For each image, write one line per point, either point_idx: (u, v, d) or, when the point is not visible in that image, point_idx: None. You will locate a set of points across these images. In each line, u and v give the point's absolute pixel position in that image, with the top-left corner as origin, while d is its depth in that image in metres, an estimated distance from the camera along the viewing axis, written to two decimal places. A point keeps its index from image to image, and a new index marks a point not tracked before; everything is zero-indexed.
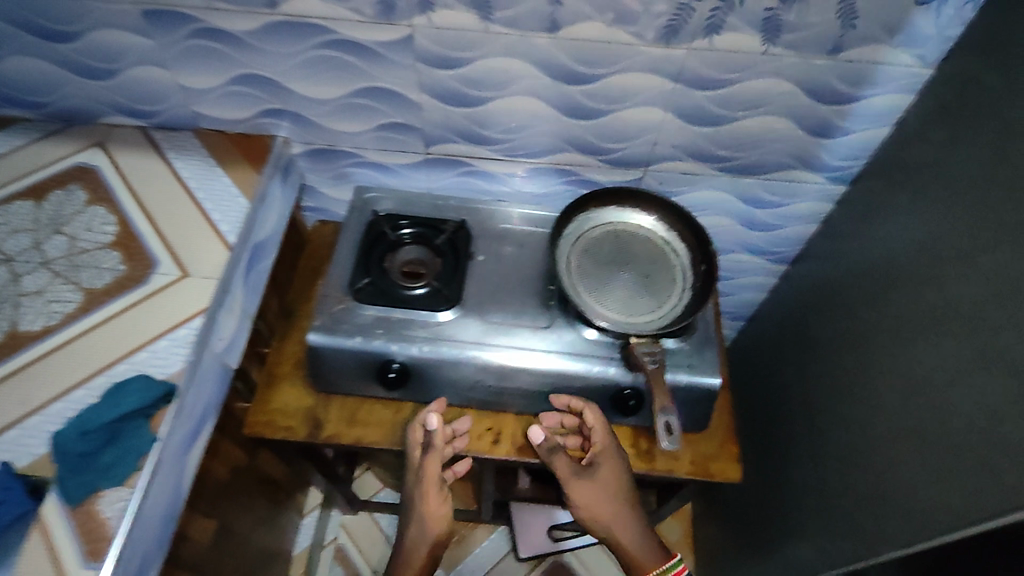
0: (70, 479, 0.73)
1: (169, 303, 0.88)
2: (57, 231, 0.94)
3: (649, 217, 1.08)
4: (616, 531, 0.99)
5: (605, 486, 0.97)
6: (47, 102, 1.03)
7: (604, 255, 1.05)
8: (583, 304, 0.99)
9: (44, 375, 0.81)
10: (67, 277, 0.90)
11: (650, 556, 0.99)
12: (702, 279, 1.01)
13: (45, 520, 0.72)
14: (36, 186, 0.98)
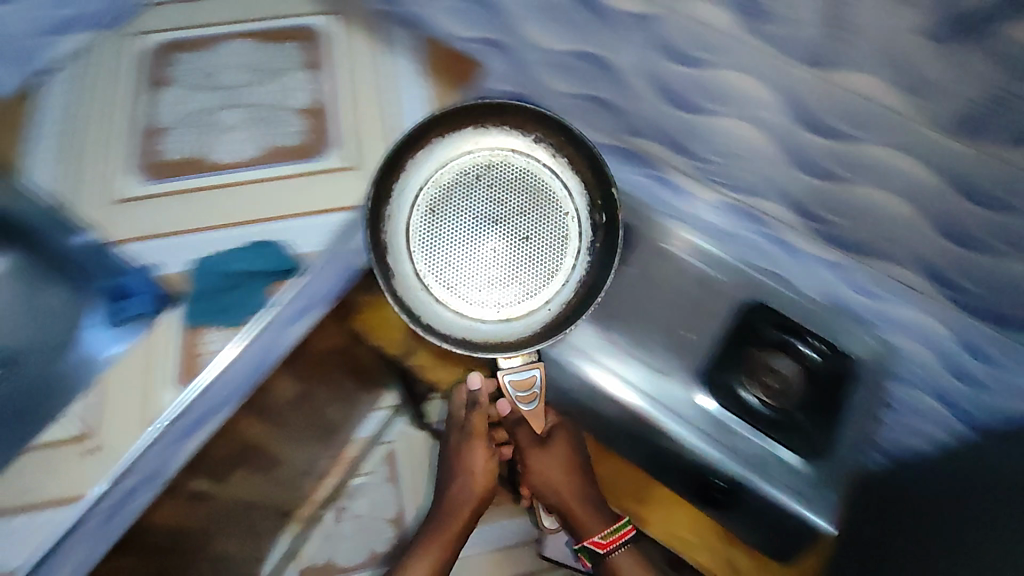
0: (198, 305, 0.81)
1: (326, 191, 0.90)
2: (268, 80, 0.99)
3: (514, 136, 0.95)
4: (571, 504, 1.08)
5: (563, 459, 1.10)
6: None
7: (472, 213, 0.91)
8: (424, 299, 0.89)
9: (208, 205, 0.88)
10: (255, 122, 0.95)
11: (595, 521, 1.07)
12: (604, 248, 0.93)
13: (159, 329, 0.79)
14: (268, 31, 1.04)
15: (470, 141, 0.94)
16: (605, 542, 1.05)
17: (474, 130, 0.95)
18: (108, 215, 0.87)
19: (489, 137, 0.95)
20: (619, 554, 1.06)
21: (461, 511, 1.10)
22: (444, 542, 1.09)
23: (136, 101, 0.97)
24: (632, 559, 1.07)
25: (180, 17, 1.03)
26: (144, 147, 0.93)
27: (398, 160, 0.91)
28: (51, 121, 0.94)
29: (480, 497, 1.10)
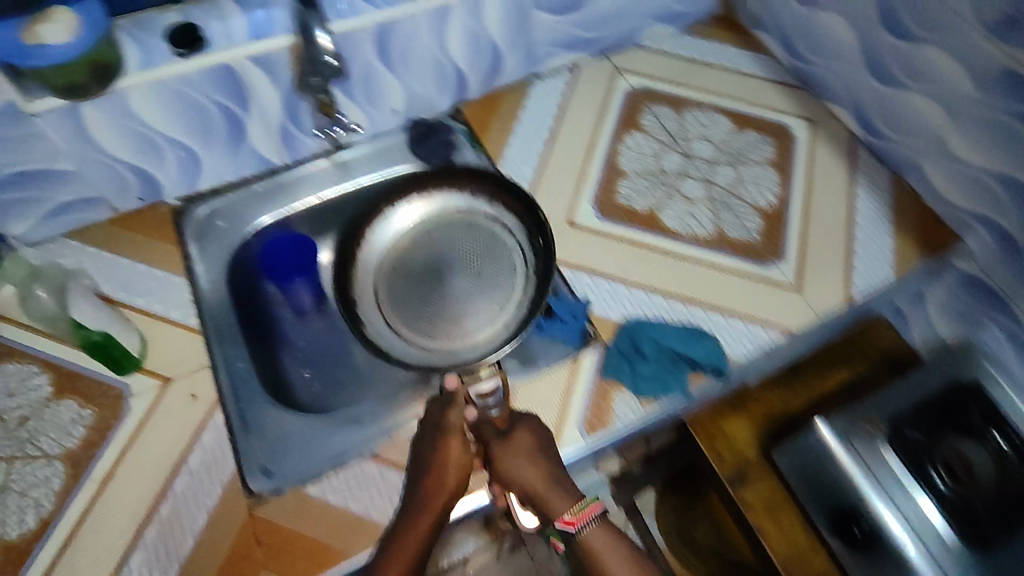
0: (620, 361, 0.79)
1: (770, 301, 0.85)
2: (732, 165, 0.98)
3: (455, 195, 0.93)
4: (535, 484, 0.71)
5: (530, 445, 0.72)
6: (806, 58, 1.04)
7: (417, 286, 0.91)
8: (394, 341, 0.88)
9: (648, 265, 0.88)
10: (714, 206, 0.94)
11: (565, 496, 0.72)
12: (537, 272, 0.89)
13: (581, 364, 0.80)
14: (741, 115, 1.03)
15: (420, 203, 0.93)
16: (578, 519, 0.72)
17: (423, 197, 0.94)
18: (559, 234, 0.91)
19: (456, 198, 0.94)
20: (588, 527, 0.72)
21: (412, 533, 0.69)
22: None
23: (608, 135, 1.00)
24: (602, 534, 0.73)
25: (671, 74, 1.07)
26: (604, 183, 0.95)
27: (379, 211, 0.92)
28: (527, 124, 1.01)
29: (437, 509, 0.70)
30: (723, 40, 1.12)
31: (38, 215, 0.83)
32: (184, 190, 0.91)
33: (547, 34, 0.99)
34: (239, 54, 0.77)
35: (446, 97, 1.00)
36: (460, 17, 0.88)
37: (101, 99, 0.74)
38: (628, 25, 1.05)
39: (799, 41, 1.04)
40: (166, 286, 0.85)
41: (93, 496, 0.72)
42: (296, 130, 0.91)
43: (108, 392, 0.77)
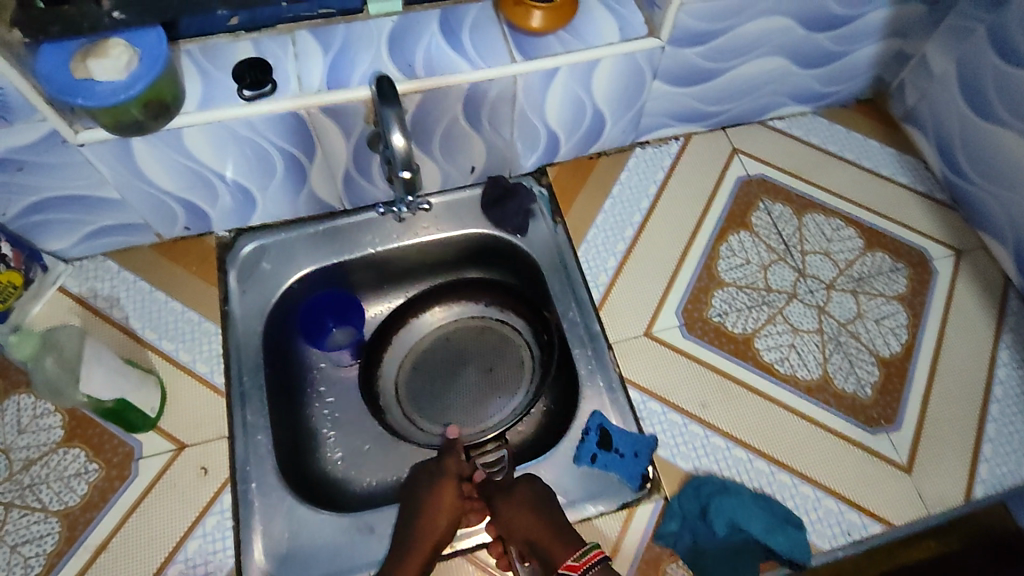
0: (680, 525, 0.68)
1: (871, 480, 0.72)
2: (852, 293, 0.83)
3: (470, 304, 0.93)
4: (533, 528, 0.66)
5: (530, 496, 0.69)
6: (966, 175, 0.87)
7: (431, 379, 0.90)
8: (414, 428, 0.87)
9: (733, 405, 0.75)
10: (823, 343, 0.79)
11: (562, 538, 0.67)
12: (544, 363, 0.88)
13: (635, 516, 0.70)
14: (872, 231, 0.87)
15: (436, 313, 0.93)
16: (584, 560, 0.64)
17: (440, 304, 0.93)
18: (635, 345, 0.79)
19: (470, 304, 0.94)
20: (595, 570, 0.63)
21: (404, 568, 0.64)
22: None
23: (711, 229, 0.87)
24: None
25: (797, 166, 0.92)
26: (696, 291, 0.82)
27: (402, 319, 0.92)
28: (619, 199, 0.88)
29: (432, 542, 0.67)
30: (866, 131, 0.95)
31: (79, 235, 0.78)
32: (235, 224, 0.83)
33: (661, 104, 0.85)
34: (308, 103, 0.67)
35: (533, 158, 0.88)
36: (565, 82, 0.75)
37: (153, 136, 0.66)
38: (758, 101, 0.91)
39: (962, 155, 0.87)
40: (197, 333, 0.78)
41: (82, 567, 0.66)
42: (361, 178, 0.81)
43: (118, 449, 0.71)
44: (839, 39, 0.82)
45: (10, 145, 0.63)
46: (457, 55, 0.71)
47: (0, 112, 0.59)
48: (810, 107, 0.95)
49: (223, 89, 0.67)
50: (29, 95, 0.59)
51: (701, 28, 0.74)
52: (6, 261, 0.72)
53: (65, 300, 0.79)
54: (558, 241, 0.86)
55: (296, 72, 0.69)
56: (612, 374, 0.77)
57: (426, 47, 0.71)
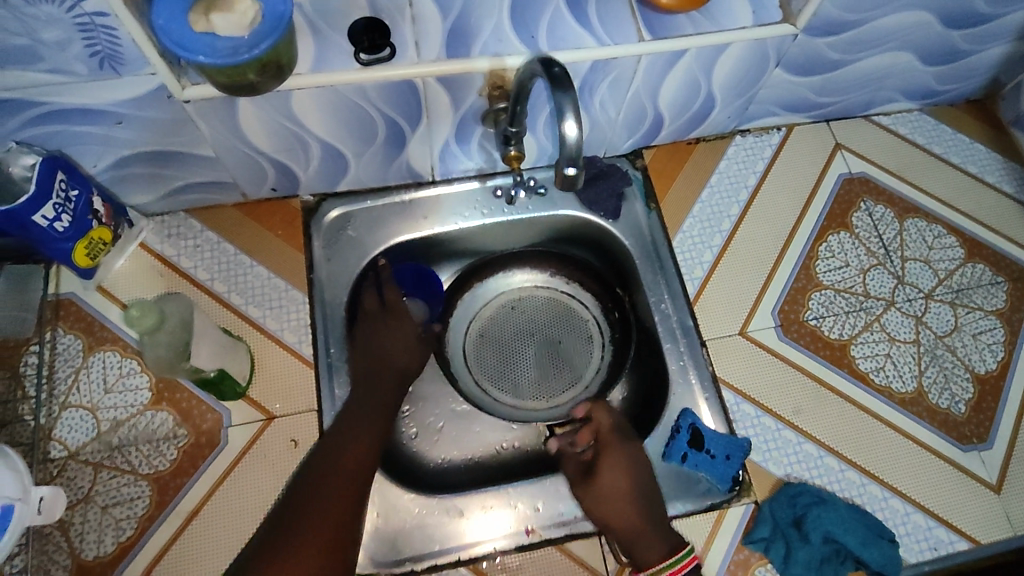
0: (772, 529, 0.69)
1: (960, 497, 0.72)
2: (950, 305, 0.81)
3: (536, 272, 0.90)
4: (623, 521, 0.68)
5: (624, 485, 0.70)
6: None
7: (499, 346, 0.87)
8: (487, 400, 0.84)
9: (826, 412, 0.74)
10: (919, 355, 0.78)
11: (651, 535, 0.67)
12: (616, 344, 0.86)
13: (727, 517, 0.70)
14: (974, 241, 0.85)
15: (504, 280, 0.89)
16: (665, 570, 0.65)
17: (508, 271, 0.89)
18: (729, 345, 0.77)
19: (535, 271, 0.90)
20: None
21: (355, 458, 0.65)
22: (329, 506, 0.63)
23: (810, 227, 0.84)
24: None
25: (901, 166, 0.88)
26: (793, 292, 0.80)
27: (471, 281, 0.88)
28: (716, 189, 0.85)
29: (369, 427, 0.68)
30: (973, 133, 0.91)
31: (164, 190, 0.74)
32: (321, 188, 0.80)
33: (773, 92, 0.81)
34: (424, 71, 0.63)
35: (631, 139, 0.84)
36: (688, 66, 0.71)
37: (262, 98, 0.62)
38: (869, 94, 0.86)
39: None
40: (282, 302, 0.76)
41: (175, 533, 0.66)
42: (458, 150, 0.78)
43: (207, 415, 0.70)
44: (970, 36, 0.78)
45: (114, 99, 0.59)
46: (581, 29, 0.67)
47: (111, 63, 0.56)
48: (917, 104, 0.91)
49: (338, 51, 0.63)
50: (145, 48, 0.55)
51: (841, 18, 0.70)
52: (97, 217, 0.68)
53: (147, 258, 0.76)
54: (652, 228, 0.83)
55: (413, 37, 0.64)
56: (705, 372, 0.76)
57: (550, 16, 0.66)
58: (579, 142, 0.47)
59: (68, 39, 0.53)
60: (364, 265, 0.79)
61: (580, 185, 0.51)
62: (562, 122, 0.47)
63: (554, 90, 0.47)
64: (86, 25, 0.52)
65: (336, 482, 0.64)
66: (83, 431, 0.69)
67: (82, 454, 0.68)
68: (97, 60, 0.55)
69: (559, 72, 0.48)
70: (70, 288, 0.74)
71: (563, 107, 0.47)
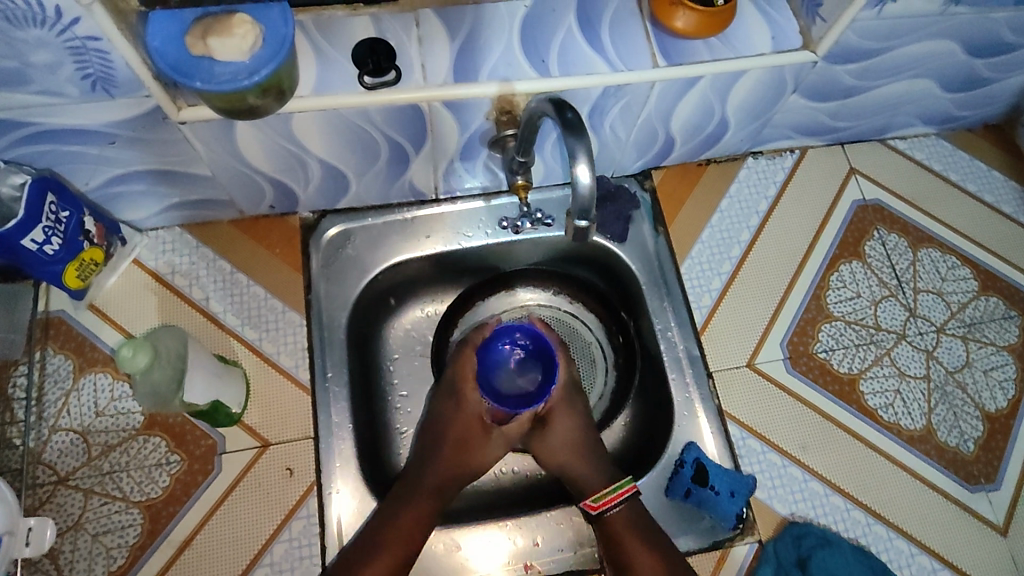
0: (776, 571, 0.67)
1: (966, 538, 0.71)
2: (962, 339, 0.79)
3: (539, 292, 0.86)
4: (634, 554, 0.64)
5: (574, 434, 0.72)
6: None
7: None
8: None
9: (833, 449, 0.73)
10: (929, 391, 0.76)
11: (596, 478, 0.69)
12: (620, 368, 0.83)
13: (729, 556, 0.69)
14: (988, 273, 0.83)
15: (506, 299, 0.86)
16: (601, 504, 0.66)
17: (510, 290, 0.86)
18: (736, 376, 0.76)
19: (538, 291, 0.86)
20: (616, 509, 0.66)
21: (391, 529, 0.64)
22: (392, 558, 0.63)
23: (822, 255, 0.82)
24: (631, 522, 0.66)
25: (916, 193, 0.86)
26: (803, 323, 0.78)
27: (471, 300, 0.84)
28: (727, 214, 0.83)
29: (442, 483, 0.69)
30: (989, 159, 0.89)
31: (159, 207, 0.72)
32: (320, 205, 0.78)
33: (789, 116, 0.79)
34: (431, 96, 0.61)
35: (640, 160, 0.82)
36: (703, 91, 0.69)
37: (261, 120, 0.60)
38: (886, 119, 0.84)
39: None
40: (279, 323, 0.74)
41: (166, 562, 0.65)
42: (462, 170, 0.75)
43: (201, 441, 0.69)
44: (993, 65, 0.76)
45: (107, 119, 0.57)
46: (595, 54, 0.64)
47: (104, 86, 0.53)
48: (934, 129, 0.88)
49: (341, 72, 0.61)
50: (139, 70, 0.52)
51: (861, 46, 0.67)
52: (89, 237, 0.66)
53: (140, 275, 0.74)
54: (659, 252, 0.80)
55: (419, 59, 0.62)
56: (712, 406, 0.73)
57: (562, 39, 0.64)
58: (591, 192, 0.46)
59: (58, 62, 0.50)
60: (359, 288, 0.76)
61: (589, 236, 0.50)
62: (576, 168, 0.45)
63: (567, 135, 0.45)
64: (78, 48, 0.49)
65: (388, 530, 0.64)
66: (74, 455, 0.67)
67: (72, 479, 0.66)
68: (89, 82, 0.53)
69: (573, 118, 0.46)
70: (61, 306, 0.72)
71: (575, 152, 0.45)
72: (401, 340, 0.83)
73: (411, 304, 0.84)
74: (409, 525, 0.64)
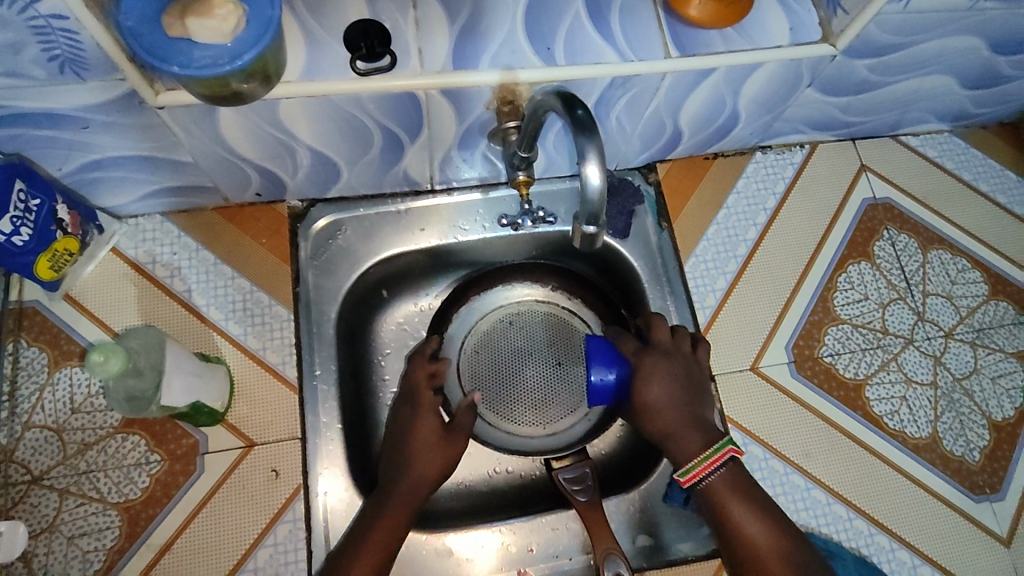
0: None
1: (968, 549, 0.69)
2: (971, 345, 0.77)
3: (537, 287, 0.84)
4: (739, 519, 0.60)
5: (668, 395, 0.65)
6: None
7: (494, 364, 0.81)
8: (481, 424, 0.78)
9: (837, 457, 0.71)
10: (936, 399, 0.74)
11: (695, 440, 0.63)
12: None
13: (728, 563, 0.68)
14: (999, 276, 0.81)
15: (503, 294, 0.83)
16: (696, 472, 0.62)
17: (508, 285, 0.83)
18: (740, 380, 0.73)
19: (536, 287, 0.84)
20: (715, 474, 0.62)
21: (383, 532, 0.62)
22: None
23: (830, 255, 0.79)
24: (732, 483, 0.62)
25: (928, 192, 0.83)
26: (809, 326, 0.76)
27: (465, 294, 0.81)
28: (733, 210, 0.80)
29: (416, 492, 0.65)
30: (1004, 158, 0.86)
31: (137, 193, 0.68)
32: (310, 193, 0.74)
33: (801, 111, 0.76)
34: (428, 84, 0.57)
35: (645, 153, 0.78)
36: (715, 84, 0.65)
37: (245, 106, 0.56)
38: (901, 115, 0.81)
39: None
40: (266, 318, 0.71)
41: (145, 567, 0.62)
42: (459, 160, 0.72)
43: (182, 440, 0.66)
44: (1016, 62, 0.73)
45: (78, 103, 0.53)
46: (602, 43, 0.61)
47: (74, 69, 0.50)
48: (948, 126, 0.85)
49: (331, 56, 0.57)
50: (112, 53, 0.48)
51: (882, 41, 0.64)
52: (63, 227, 0.63)
53: (119, 265, 0.71)
54: (662, 247, 0.77)
55: (416, 43, 0.58)
56: (715, 411, 0.71)
57: (568, 26, 0.60)
58: (602, 195, 0.42)
59: (22, 42, 0.46)
60: (350, 281, 0.73)
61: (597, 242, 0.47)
62: (586, 168, 0.41)
63: (577, 134, 0.41)
64: (43, 27, 0.45)
65: (371, 544, 0.61)
66: (49, 454, 0.64)
67: (46, 479, 0.63)
68: (57, 64, 0.49)
69: (585, 116, 0.42)
70: (34, 296, 0.69)
71: (585, 153, 0.41)
72: (393, 334, 0.80)
73: (404, 297, 0.81)
74: (384, 539, 0.61)
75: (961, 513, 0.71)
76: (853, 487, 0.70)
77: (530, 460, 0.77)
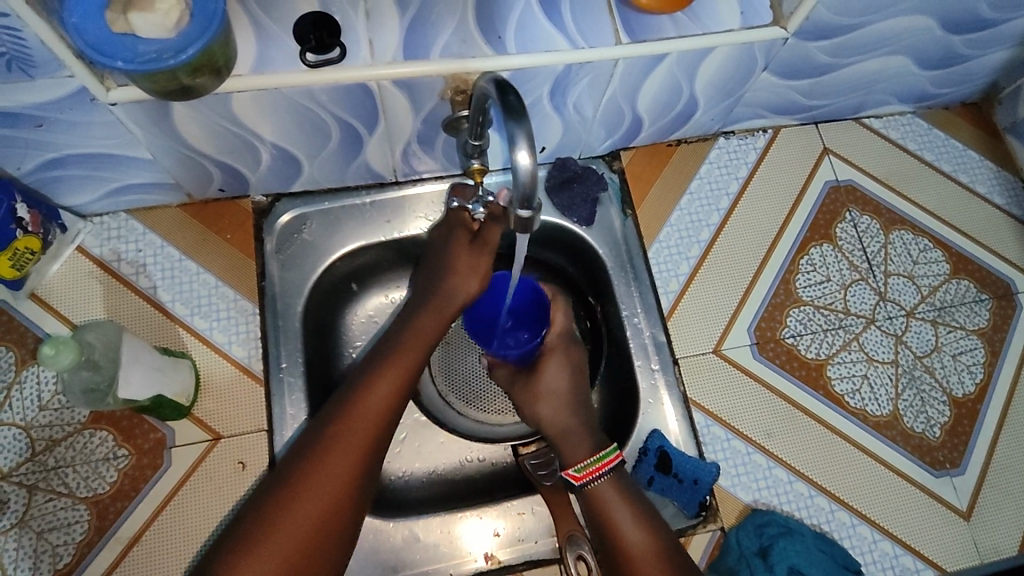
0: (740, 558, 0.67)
1: (928, 523, 0.71)
2: (931, 323, 0.78)
3: None
4: (616, 521, 0.63)
5: (564, 386, 0.71)
6: None
7: (464, 354, 0.81)
8: (451, 413, 0.79)
9: (799, 436, 0.72)
10: (897, 377, 0.76)
11: (581, 445, 0.67)
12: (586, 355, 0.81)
13: (693, 542, 0.69)
14: (960, 255, 0.81)
15: None
16: (585, 473, 0.64)
17: None
18: (703, 363, 0.74)
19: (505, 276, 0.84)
20: (599, 479, 0.65)
21: (368, 407, 0.61)
22: (323, 490, 0.57)
23: (792, 238, 0.80)
24: (616, 488, 0.65)
25: (891, 174, 0.84)
26: (771, 308, 0.77)
27: None
28: (696, 196, 0.81)
29: (397, 383, 0.63)
30: (966, 139, 0.87)
31: (99, 192, 0.69)
32: (273, 188, 0.74)
33: (760, 95, 0.76)
34: (380, 74, 0.58)
35: (608, 141, 0.79)
36: (669, 69, 0.66)
37: (197, 100, 0.57)
38: (861, 97, 0.81)
39: None
40: (231, 312, 0.71)
41: (115, 559, 0.63)
42: (421, 152, 0.72)
43: (149, 435, 0.67)
44: (970, 42, 0.74)
45: (29, 101, 0.54)
46: (554, 31, 0.61)
47: (20, 66, 0.50)
48: (911, 107, 0.86)
49: (283, 49, 0.58)
50: (57, 49, 0.49)
51: (834, 22, 0.65)
52: (23, 225, 0.64)
53: (85, 263, 0.71)
54: (627, 236, 0.78)
55: (368, 36, 0.59)
56: (677, 393, 0.72)
57: (519, 14, 0.61)
58: (533, 177, 0.44)
59: None
60: (316, 276, 0.73)
61: (535, 226, 0.50)
62: (514, 151, 0.43)
63: (508, 119, 0.44)
64: None
65: (364, 402, 0.61)
66: (17, 451, 0.65)
67: (14, 475, 0.64)
68: (3, 62, 0.49)
69: (515, 103, 0.45)
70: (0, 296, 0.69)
71: (515, 137, 0.43)
72: (363, 326, 0.79)
73: (374, 289, 0.80)
74: (373, 410, 0.61)
75: (922, 487, 0.72)
76: (816, 465, 0.71)
77: (501, 447, 0.78)
